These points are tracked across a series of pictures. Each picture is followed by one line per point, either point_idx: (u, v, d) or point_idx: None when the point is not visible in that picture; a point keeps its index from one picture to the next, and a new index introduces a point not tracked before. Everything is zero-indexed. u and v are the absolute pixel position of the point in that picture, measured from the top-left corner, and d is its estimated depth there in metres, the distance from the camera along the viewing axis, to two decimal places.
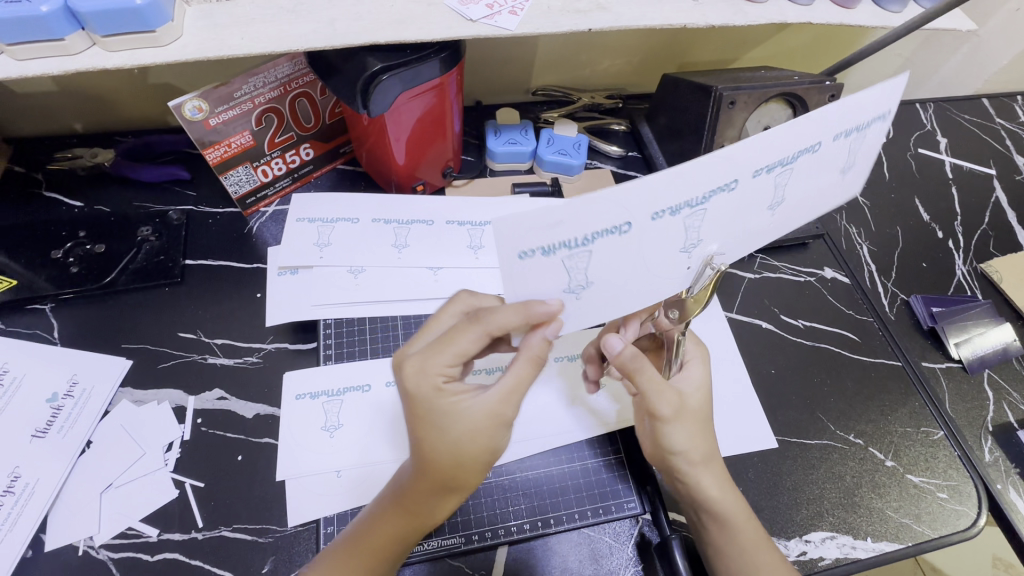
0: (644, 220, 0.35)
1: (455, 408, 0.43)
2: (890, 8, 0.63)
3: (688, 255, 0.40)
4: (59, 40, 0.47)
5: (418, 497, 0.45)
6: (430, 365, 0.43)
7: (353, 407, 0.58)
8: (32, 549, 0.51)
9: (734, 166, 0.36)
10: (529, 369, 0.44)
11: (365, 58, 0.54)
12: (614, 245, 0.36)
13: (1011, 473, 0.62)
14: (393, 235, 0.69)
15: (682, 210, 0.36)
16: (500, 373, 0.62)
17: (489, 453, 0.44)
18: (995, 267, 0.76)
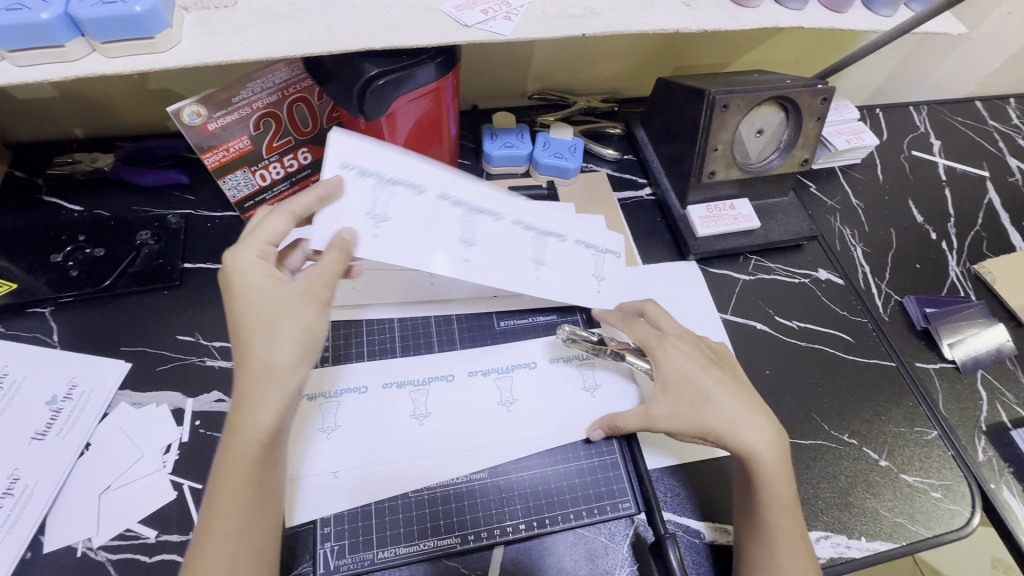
0: (501, 209, 0.60)
1: (241, 297, 0.46)
2: (881, 12, 0.64)
3: (466, 247, 0.58)
4: (60, 47, 0.47)
5: (237, 408, 0.44)
6: (252, 267, 0.48)
7: (352, 409, 0.59)
8: (30, 551, 0.51)
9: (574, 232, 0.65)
10: (324, 286, 0.48)
11: (361, 62, 0.55)
12: (485, 223, 0.59)
13: (1005, 472, 0.63)
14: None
15: (554, 238, 0.64)
16: (496, 374, 0.63)
17: (256, 344, 0.45)
18: (989, 268, 0.77)
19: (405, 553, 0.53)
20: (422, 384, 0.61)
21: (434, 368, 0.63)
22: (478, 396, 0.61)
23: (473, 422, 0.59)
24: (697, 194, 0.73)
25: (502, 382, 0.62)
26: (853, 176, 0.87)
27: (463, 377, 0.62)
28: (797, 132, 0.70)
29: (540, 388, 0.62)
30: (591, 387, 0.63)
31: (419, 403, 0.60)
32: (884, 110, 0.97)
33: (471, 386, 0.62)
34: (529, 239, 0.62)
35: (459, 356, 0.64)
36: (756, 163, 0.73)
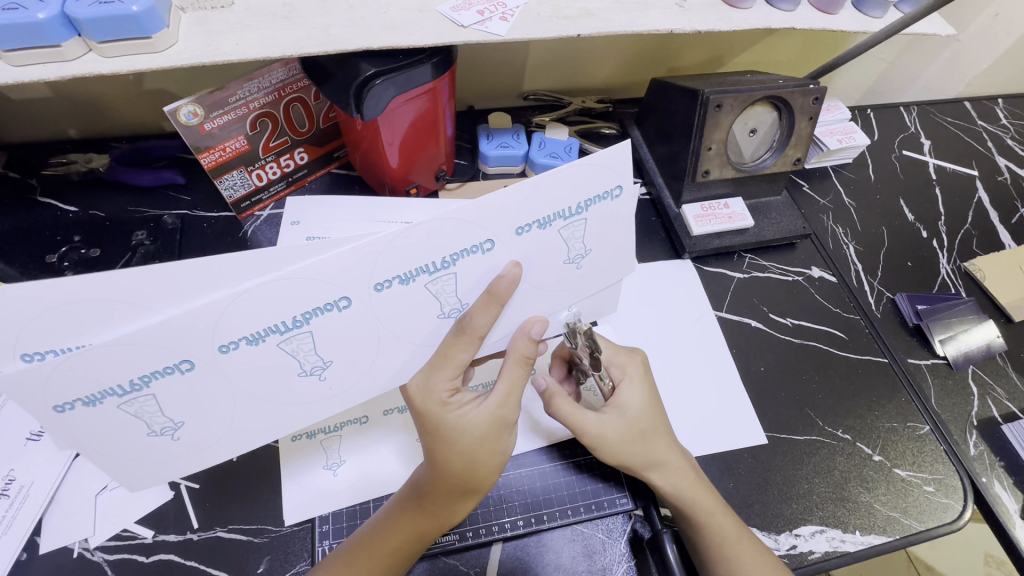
0: (361, 294, 0.44)
1: (463, 420, 0.49)
2: (871, 13, 0.65)
3: (320, 374, 0.47)
4: (56, 47, 0.47)
5: (438, 501, 0.50)
6: (435, 382, 0.48)
7: (172, 392, 0.43)
8: (26, 552, 0.51)
9: (486, 230, 0.45)
10: (520, 370, 0.51)
11: (358, 63, 0.55)
12: (328, 319, 0.44)
13: (996, 466, 0.64)
14: (143, 418, 0.43)
15: (417, 276, 0.45)
16: (563, 222, 0.47)
17: (499, 453, 0.51)
18: (979, 266, 0.78)
19: None
20: (444, 269, 0.46)
21: (463, 239, 0.45)
22: (545, 252, 0.48)
23: (539, 301, 0.51)
24: (691, 193, 0.74)
25: (570, 232, 0.48)
26: (845, 175, 0.88)
27: (507, 241, 0.46)
28: (790, 132, 0.71)
29: (559, 249, 0.49)
30: (578, 258, 0.51)
31: (450, 285, 0.47)
32: (875, 110, 0.98)
33: (531, 244, 0.47)
34: (436, 285, 0.46)
35: (395, 252, 0.43)
36: (750, 163, 0.74)
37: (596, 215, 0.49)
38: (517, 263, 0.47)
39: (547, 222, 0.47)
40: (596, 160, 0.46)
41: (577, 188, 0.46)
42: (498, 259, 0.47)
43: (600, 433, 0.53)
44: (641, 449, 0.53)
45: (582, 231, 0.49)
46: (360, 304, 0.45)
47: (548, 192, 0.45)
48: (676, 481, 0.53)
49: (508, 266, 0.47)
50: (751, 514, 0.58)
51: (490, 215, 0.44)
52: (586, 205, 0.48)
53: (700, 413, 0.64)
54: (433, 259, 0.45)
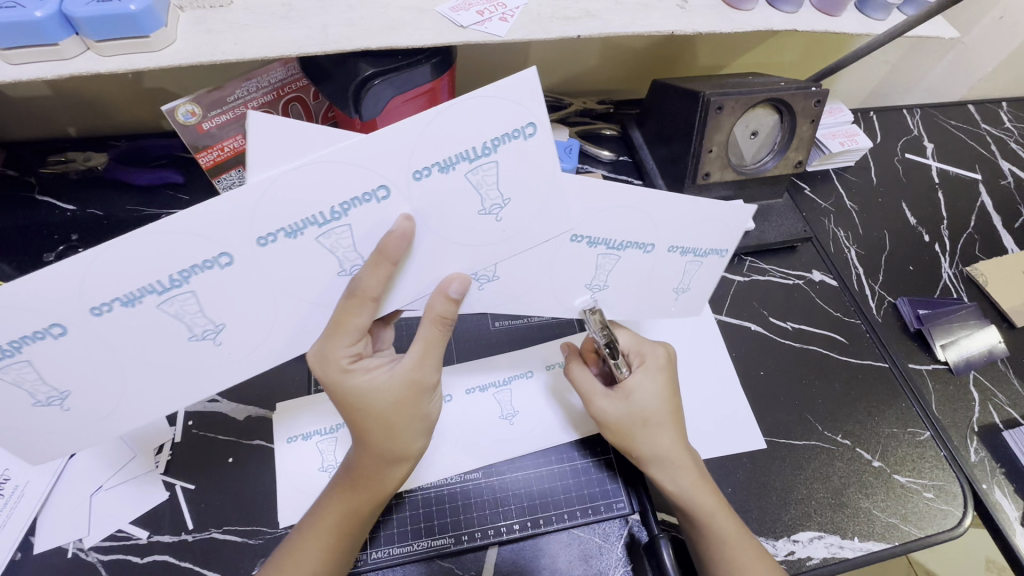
0: (243, 250, 0.42)
1: (369, 385, 0.47)
2: (874, 16, 0.65)
3: (215, 338, 0.46)
4: (53, 45, 0.47)
5: (366, 472, 0.49)
6: (334, 349, 0.46)
7: (69, 355, 0.43)
8: (20, 552, 0.51)
9: (379, 174, 0.42)
10: (437, 332, 0.48)
11: (356, 63, 0.55)
12: (211, 277, 0.43)
13: (997, 473, 0.63)
14: (25, 386, 0.43)
15: (305, 228, 0.43)
16: (468, 163, 0.44)
17: (419, 415, 0.49)
18: (981, 270, 0.77)
19: (399, 553, 0.53)
20: (335, 220, 0.43)
21: (350, 185, 0.41)
22: (575, 262, 0.54)
23: (455, 256, 0.48)
24: (692, 195, 0.73)
25: (484, 173, 0.45)
26: (847, 178, 0.87)
27: (404, 186, 0.43)
28: (791, 134, 0.71)
29: (670, 276, 0.59)
30: (597, 286, 0.57)
31: (345, 239, 0.44)
32: (878, 113, 0.97)
33: (433, 193, 0.44)
34: (326, 240, 0.44)
35: (273, 201, 0.40)
36: (751, 165, 0.74)
37: (629, 259, 0.56)
38: (409, 217, 0.44)
39: (595, 243, 0.53)
40: (490, 91, 0.42)
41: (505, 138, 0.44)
42: (388, 211, 0.44)
43: (602, 416, 0.55)
44: (647, 441, 0.53)
45: (696, 269, 0.59)
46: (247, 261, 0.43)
47: (448, 129, 0.42)
48: (677, 484, 0.52)
49: (400, 220, 0.44)
50: (749, 519, 0.58)
51: (379, 152, 0.41)
52: (496, 143, 0.44)
53: (699, 416, 0.63)
54: (320, 209, 0.42)
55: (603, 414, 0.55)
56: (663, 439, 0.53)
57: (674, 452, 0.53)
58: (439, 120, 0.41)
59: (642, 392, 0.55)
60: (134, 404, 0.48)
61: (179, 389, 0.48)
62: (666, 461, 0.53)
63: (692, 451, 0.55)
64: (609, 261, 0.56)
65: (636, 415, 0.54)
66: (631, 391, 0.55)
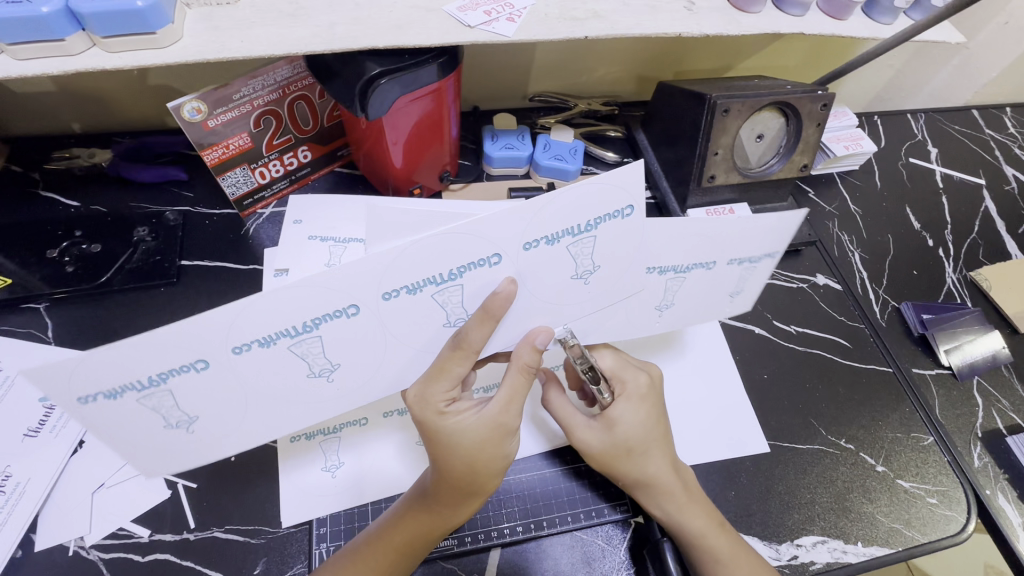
0: (370, 302, 0.44)
1: (459, 428, 0.48)
2: (881, 19, 0.64)
3: (327, 377, 0.47)
4: (60, 41, 0.47)
5: (443, 505, 0.49)
6: (432, 392, 0.48)
7: (192, 390, 0.43)
8: (20, 550, 0.51)
9: (493, 244, 0.44)
10: (523, 379, 0.49)
11: (363, 62, 0.55)
12: (337, 326, 0.44)
13: (1000, 478, 0.63)
14: (160, 412, 0.43)
15: (423, 287, 0.45)
16: (570, 238, 0.46)
17: (502, 458, 0.49)
18: (984, 275, 0.77)
19: None
20: (451, 280, 0.45)
21: (467, 253, 0.44)
22: (645, 293, 0.55)
23: (543, 312, 0.50)
24: (697, 197, 0.73)
25: (580, 248, 0.47)
26: (851, 182, 0.87)
27: (515, 255, 0.45)
28: (797, 137, 0.71)
29: (725, 284, 0.57)
30: (665, 305, 0.57)
31: (457, 295, 0.46)
32: (882, 117, 0.97)
33: (539, 260, 0.46)
34: (440, 297, 0.46)
35: (404, 262, 0.42)
36: (756, 168, 0.74)
37: (694, 279, 0.55)
38: (512, 279, 0.46)
39: (668, 271, 0.53)
40: (601, 180, 0.44)
41: (604, 202, 0.45)
42: (495, 274, 0.46)
43: (585, 446, 0.53)
44: (635, 468, 0.52)
45: (749, 275, 0.57)
46: (369, 312, 0.45)
47: (558, 212, 0.44)
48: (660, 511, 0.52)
49: (503, 282, 0.46)
50: (752, 523, 0.58)
51: (496, 230, 0.43)
52: (597, 221, 0.46)
53: (702, 419, 0.63)
54: (440, 271, 0.44)
55: (585, 445, 0.53)
56: (648, 466, 0.52)
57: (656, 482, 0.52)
58: (552, 205, 0.43)
59: (625, 419, 0.52)
60: (250, 431, 0.48)
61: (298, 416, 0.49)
62: (654, 488, 0.52)
63: (680, 472, 0.54)
64: (674, 281, 0.55)
65: (620, 446, 0.52)
66: (615, 420, 0.52)
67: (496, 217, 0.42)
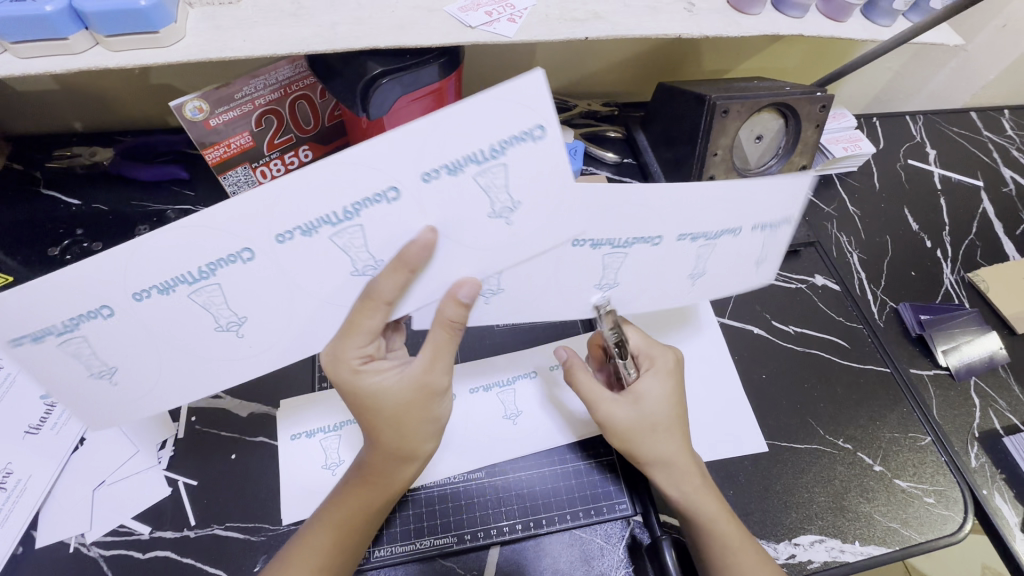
0: (262, 247, 0.42)
1: (379, 388, 0.46)
2: (880, 22, 0.65)
3: (235, 330, 0.47)
4: (63, 39, 0.47)
5: (380, 470, 0.49)
6: (345, 349, 0.45)
7: (110, 336, 0.44)
8: (21, 546, 0.51)
9: (385, 174, 0.40)
10: (445, 334, 0.47)
11: (365, 62, 0.56)
12: (235, 273, 0.43)
13: (997, 479, 0.63)
14: (82, 360, 0.44)
15: (318, 229, 0.42)
16: (478, 168, 0.41)
17: (430, 418, 0.49)
18: (982, 276, 0.78)
19: (401, 552, 0.53)
20: (348, 220, 0.41)
21: (353, 188, 0.40)
22: (578, 267, 0.52)
23: (469, 261, 0.46)
24: None
25: (490, 180, 0.42)
26: (850, 183, 0.88)
27: (413, 188, 0.41)
28: (797, 139, 0.71)
29: (749, 252, 0.56)
30: (607, 285, 0.54)
31: (358, 239, 0.43)
32: (881, 119, 0.98)
33: (442, 195, 0.42)
34: (340, 243, 0.43)
35: (291, 199, 0.40)
36: (755, 168, 0.74)
37: (724, 247, 0.54)
38: (433, 229, 0.43)
39: (699, 238, 0.52)
40: (496, 94, 0.39)
41: (505, 120, 0.40)
42: (398, 212, 0.42)
43: (611, 421, 0.53)
44: (655, 445, 0.53)
45: (707, 252, 0.54)
46: (266, 257, 0.42)
47: (452, 133, 0.39)
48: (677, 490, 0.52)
49: (424, 231, 0.43)
50: (750, 522, 0.58)
51: (384, 157, 0.39)
52: (502, 148, 0.41)
53: (700, 418, 0.64)
54: (333, 209, 0.41)
55: (611, 420, 0.53)
56: (668, 443, 0.53)
57: (676, 458, 0.53)
58: (440, 127, 0.39)
59: (651, 390, 0.54)
60: (161, 391, 0.49)
61: (207, 373, 0.49)
62: (673, 467, 0.53)
63: (694, 455, 0.55)
64: (705, 249, 0.54)
65: (646, 420, 0.53)
66: (641, 392, 0.54)
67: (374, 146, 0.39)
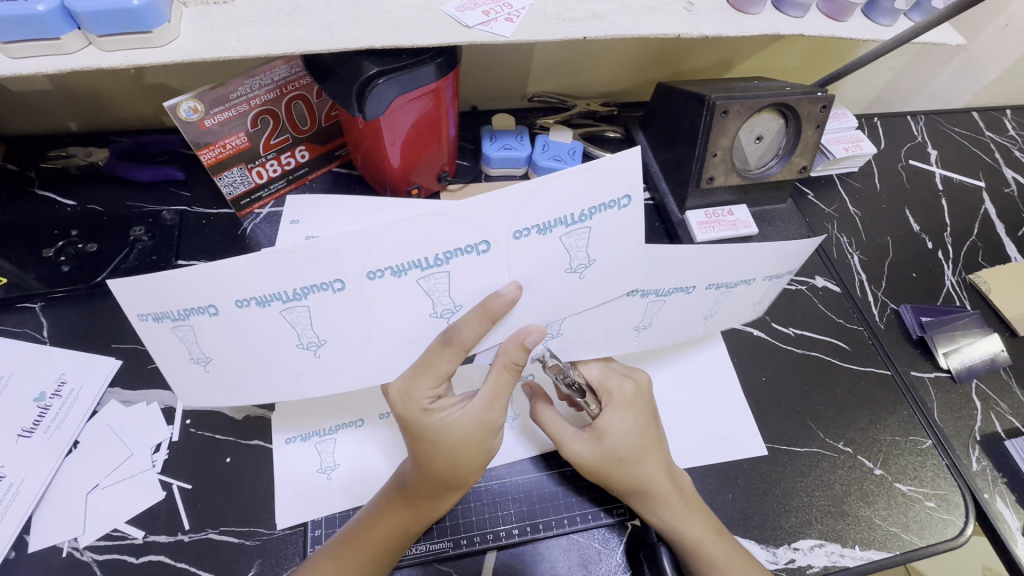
0: (354, 280, 0.44)
1: (443, 425, 0.48)
2: (881, 21, 0.64)
3: (314, 351, 0.48)
4: (55, 39, 0.47)
5: (425, 498, 0.49)
6: (415, 389, 0.48)
7: (208, 333, 0.45)
8: (15, 550, 0.51)
9: (482, 230, 0.44)
10: (507, 375, 0.50)
11: (361, 61, 0.55)
12: (325, 299, 0.45)
13: (998, 482, 0.63)
14: (184, 346, 0.46)
15: (408, 271, 0.45)
16: (564, 229, 0.46)
17: (484, 454, 0.50)
18: (983, 277, 0.77)
19: None
20: (437, 266, 0.45)
21: (443, 240, 0.44)
22: (623, 312, 0.55)
23: (537, 308, 0.50)
24: (695, 199, 0.73)
25: (573, 240, 0.47)
26: (851, 184, 0.87)
27: (504, 243, 0.45)
28: (796, 140, 0.70)
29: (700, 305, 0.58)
30: (643, 326, 0.57)
31: (442, 283, 0.46)
32: (882, 119, 0.97)
33: (528, 250, 0.46)
34: (425, 284, 0.46)
35: (387, 243, 0.43)
36: (755, 169, 0.73)
37: (675, 302, 0.56)
38: (516, 284, 0.47)
39: (650, 294, 0.54)
40: (601, 166, 0.44)
41: (595, 192, 0.45)
42: (484, 263, 0.46)
43: (576, 459, 0.53)
44: (627, 477, 0.52)
45: (725, 297, 0.58)
46: (354, 292, 0.45)
47: (547, 202, 0.44)
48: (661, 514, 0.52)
49: (508, 286, 0.47)
50: (748, 526, 0.58)
51: (482, 214, 0.43)
52: (591, 212, 0.46)
53: (699, 421, 0.63)
54: (426, 254, 0.44)
55: (576, 458, 0.53)
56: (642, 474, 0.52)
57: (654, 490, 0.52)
58: (538, 193, 0.43)
59: (615, 430, 0.53)
60: (241, 394, 0.50)
61: (284, 389, 0.49)
62: (650, 494, 0.52)
63: (678, 479, 0.54)
64: (655, 304, 0.56)
65: (611, 456, 0.52)
66: (604, 430, 0.53)
67: (477, 202, 0.42)
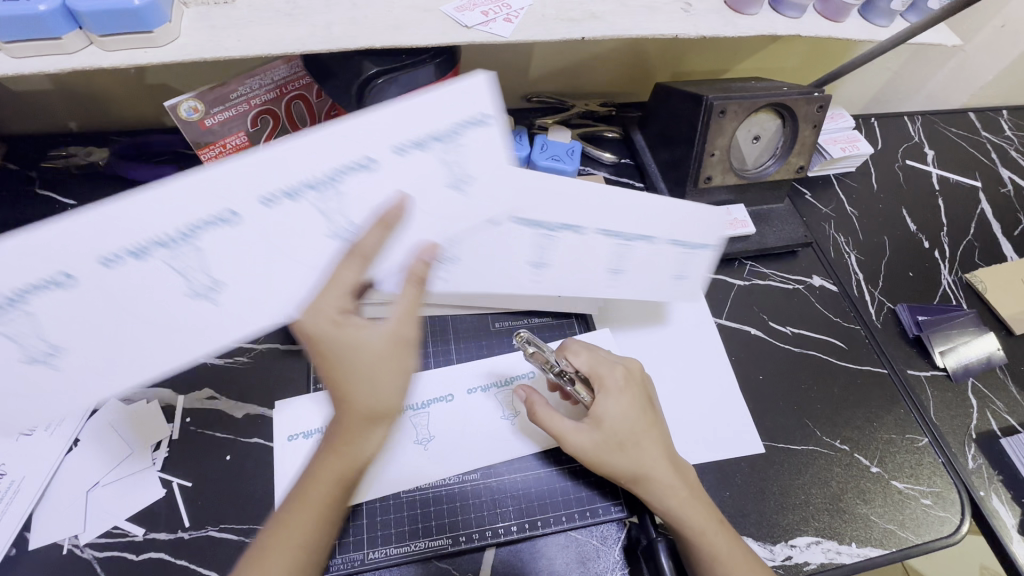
0: (247, 210, 0.40)
1: (356, 339, 0.41)
2: (877, 22, 0.65)
3: (209, 298, 0.42)
4: (56, 39, 0.47)
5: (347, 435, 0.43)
6: (323, 302, 0.41)
7: (65, 310, 0.39)
8: (16, 547, 0.51)
9: (373, 143, 0.41)
10: (414, 292, 0.43)
11: (360, 61, 0.55)
12: (216, 235, 0.40)
13: (994, 480, 0.63)
14: (16, 340, 0.39)
15: (302, 190, 0.41)
16: (452, 149, 0.43)
17: (403, 369, 0.43)
18: (980, 277, 0.78)
19: (395, 553, 0.53)
20: (335, 183, 0.41)
21: (343, 150, 0.40)
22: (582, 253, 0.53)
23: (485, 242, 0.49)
24: (693, 199, 0.73)
25: (454, 159, 0.43)
26: (848, 184, 0.87)
27: (390, 160, 0.42)
28: (793, 140, 0.71)
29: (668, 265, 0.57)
30: (617, 270, 0.55)
31: (341, 205, 0.42)
32: (879, 119, 0.98)
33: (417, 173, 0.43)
34: (324, 204, 0.41)
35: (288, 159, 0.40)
36: (752, 169, 0.74)
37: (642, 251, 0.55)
38: (406, 196, 0.43)
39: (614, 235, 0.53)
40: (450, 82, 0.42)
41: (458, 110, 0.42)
42: (383, 181, 0.42)
43: (579, 449, 0.53)
44: (630, 463, 0.52)
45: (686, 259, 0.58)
46: (253, 222, 0.41)
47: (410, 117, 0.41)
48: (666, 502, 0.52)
49: (396, 197, 0.43)
50: (746, 524, 0.58)
51: (361, 124, 0.40)
52: (454, 128, 0.42)
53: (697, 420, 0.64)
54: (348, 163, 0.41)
55: (579, 449, 0.53)
56: (643, 457, 0.52)
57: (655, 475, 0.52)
58: (417, 105, 0.41)
59: (614, 415, 0.53)
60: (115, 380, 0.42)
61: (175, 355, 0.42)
62: (652, 482, 0.52)
63: (680, 468, 0.54)
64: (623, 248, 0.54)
65: (612, 441, 0.52)
66: (603, 416, 0.53)
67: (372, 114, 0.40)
